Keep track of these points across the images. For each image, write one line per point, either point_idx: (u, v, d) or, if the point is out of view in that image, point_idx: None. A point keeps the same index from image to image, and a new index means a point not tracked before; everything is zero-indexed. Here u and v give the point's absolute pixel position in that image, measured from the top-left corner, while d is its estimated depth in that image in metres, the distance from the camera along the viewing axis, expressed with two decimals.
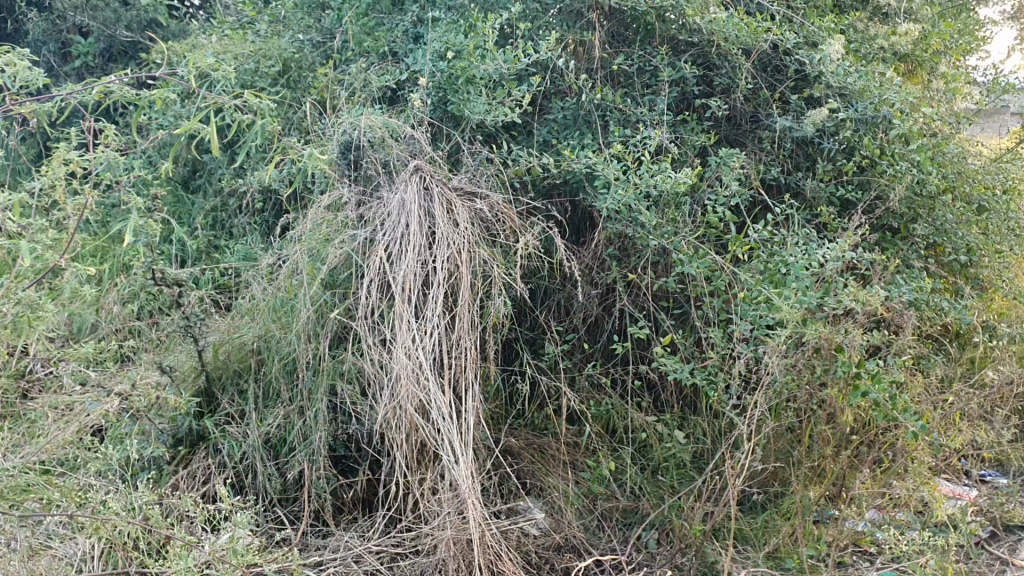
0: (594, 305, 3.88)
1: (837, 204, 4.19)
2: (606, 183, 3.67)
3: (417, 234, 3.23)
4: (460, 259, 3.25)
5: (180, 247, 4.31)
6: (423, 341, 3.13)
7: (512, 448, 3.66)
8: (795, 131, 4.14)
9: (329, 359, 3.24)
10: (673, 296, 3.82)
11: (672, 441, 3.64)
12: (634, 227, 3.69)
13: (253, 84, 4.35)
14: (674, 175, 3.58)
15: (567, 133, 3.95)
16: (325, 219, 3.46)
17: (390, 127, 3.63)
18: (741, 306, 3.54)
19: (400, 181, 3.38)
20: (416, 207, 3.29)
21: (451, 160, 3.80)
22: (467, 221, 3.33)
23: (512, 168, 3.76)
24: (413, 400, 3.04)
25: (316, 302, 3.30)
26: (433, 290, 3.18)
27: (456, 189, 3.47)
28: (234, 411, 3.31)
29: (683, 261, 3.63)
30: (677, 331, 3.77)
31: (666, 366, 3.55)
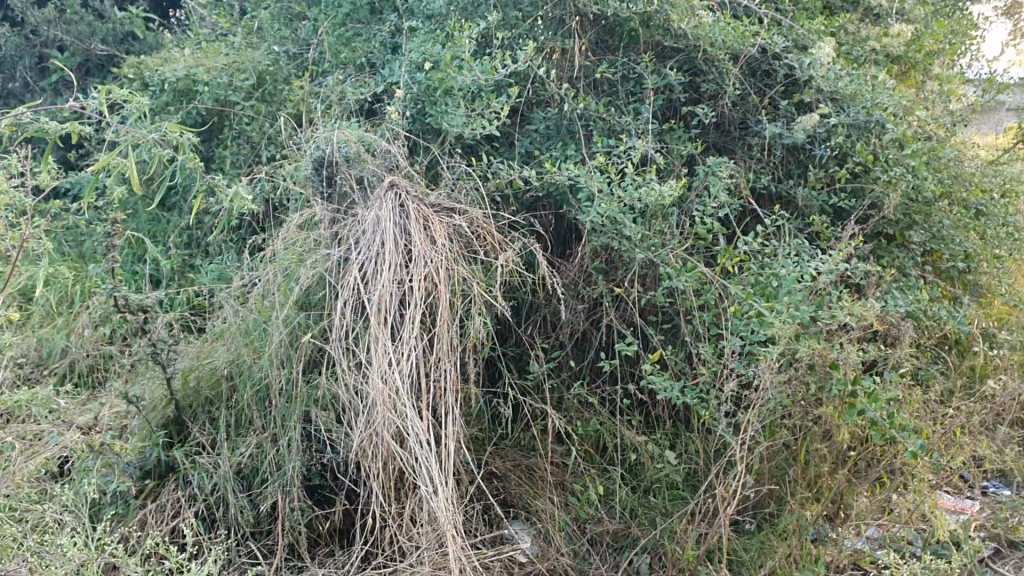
0: (581, 320, 3.74)
1: (830, 212, 4.07)
2: (590, 195, 3.54)
3: (392, 252, 3.10)
4: (438, 277, 3.13)
5: (155, 267, 4.19)
6: (400, 364, 3.01)
7: (497, 470, 3.57)
8: (785, 137, 4.02)
9: (302, 384, 3.13)
10: (662, 310, 3.68)
11: (665, 461, 3.49)
12: (619, 240, 3.55)
13: (227, 97, 4.18)
14: (660, 186, 3.46)
15: (550, 144, 3.83)
16: (296, 239, 3.36)
17: (365, 142, 3.52)
18: (732, 321, 3.41)
19: (375, 197, 3.26)
20: (392, 223, 3.16)
21: (430, 174, 3.67)
22: (445, 238, 3.21)
23: (493, 181, 3.63)
24: (390, 427, 2.93)
25: (290, 324, 3.17)
26: (410, 311, 3.05)
27: (433, 204, 3.35)
28: (205, 440, 3.16)
29: (672, 275, 3.50)
30: (666, 347, 3.64)
31: (655, 385, 3.43)
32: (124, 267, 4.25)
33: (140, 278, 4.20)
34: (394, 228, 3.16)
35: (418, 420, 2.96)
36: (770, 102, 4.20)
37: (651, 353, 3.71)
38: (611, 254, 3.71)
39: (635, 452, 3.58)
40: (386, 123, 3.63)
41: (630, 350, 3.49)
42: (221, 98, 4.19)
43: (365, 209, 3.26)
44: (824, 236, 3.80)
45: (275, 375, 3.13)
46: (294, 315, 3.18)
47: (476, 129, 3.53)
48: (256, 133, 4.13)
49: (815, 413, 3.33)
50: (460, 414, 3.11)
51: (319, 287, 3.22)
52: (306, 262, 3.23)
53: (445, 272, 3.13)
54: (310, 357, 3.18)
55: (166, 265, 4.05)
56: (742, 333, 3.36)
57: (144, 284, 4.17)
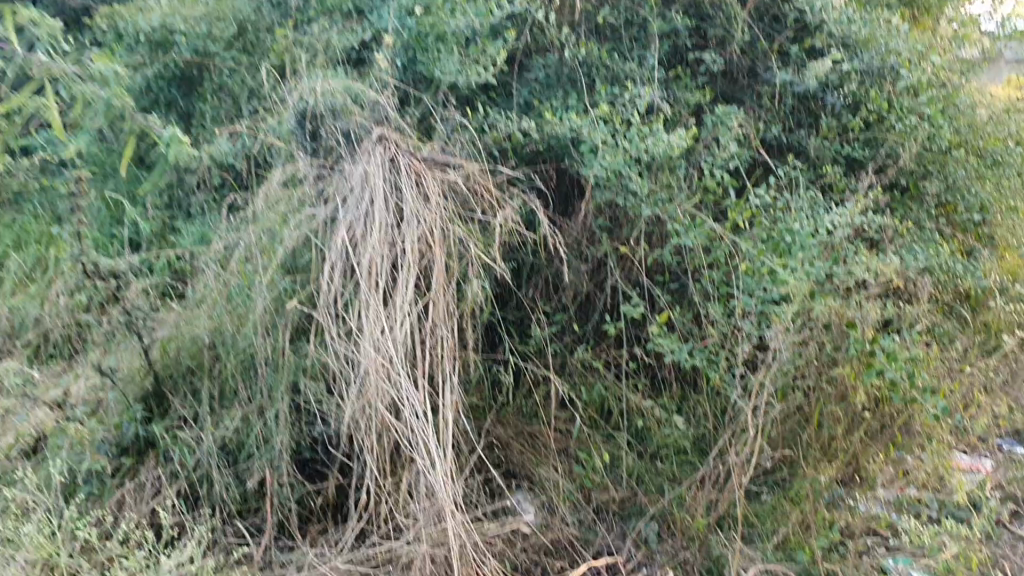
0: (584, 280, 3.55)
1: (844, 164, 3.84)
2: (593, 148, 3.36)
3: (383, 212, 2.91)
4: (432, 238, 2.95)
5: (135, 229, 3.99)
6: (393, 331, 2.83)
7: (499, 439, 3.38)
8: (797, 85, 3.81)
9: (290, 352, 2.95)
10: (669, 269, 3.50)
11: (674, 427, 3.33)
12: (625, 196, 3.39)
13: (206, 50, 3.94)
14: (668, 138, 3.28)
15: (549, 94, 3.62)
16: (280, 198, 3.15)
17: (352, 94, 3.31)
18: (743, 279, 3.23)
19: (363, 152, 3.05)
20: (381, 180, 2.96)
21: (422, 127, 3.45)
22: (439, 196, 3.01)
23: (490, 134, 3.43)
24: (384, 398, 2.76)
25: (274, 287, 2.99)
26: (403, 275, 2.87)
27: (426, 159, 3.14)
28: (187, 414, 3.01)
29: (679, 231, 3.34)
30: (674, 307, 3.46)
31: (662, 346, 3.25)
32: (101, 230, 4.05)
33: (118, 242, 4.00)
34: (384, 186, 2.96)
35: (414, 390, 2.79)
36: (781, 47, 3.97)
37: (658, 314, 3.52)
38: (615, 210, 3.51)
39: (642, 417, 3.40)
40: (375, 73, 3.41)
41: (637, 311, 3.31)
42: (199, 50, 3.95)
43: (353, 165, 3.05)
44: (837, 188, 3.59)
45: (261, 342, 2.95)
46: (280, 277, 2.99)
47: (472, 78, 3.36)
48: (237, 85, 3.89)
49: (830, 374, 3.13)
50: (458, 383, 2.94)
51: (305, 248, 3.01)
52: (291, 222, 3.02)
53: (440, 233, 2.95)
54: (297, 324, 2.99)
55: (144, 228, 3.85)
56: (754, 291, 3.19)
57: (122, 248, 3.97)
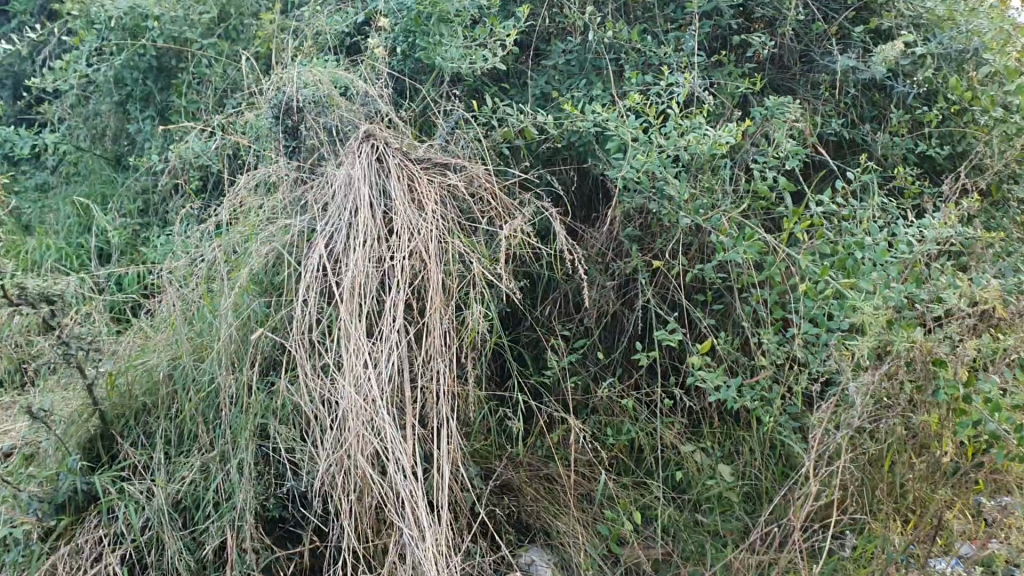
0: (612, 299, 3.03)
1: (915, 164, 3.28)
2: (622, 146, 2.87)
3: (369, 223, 2.44)
4: (426, 254, 2.47)
5: (104, 238, 3.56)
6: (378, 368, 2.35)
7: (511, 483, 2.83)
8: (861, 72, 3.28)
9: (255, 389, 2.47)
10: (711, 288, 2.99)
11: (718, 476, 2.81)
12: (659, 202, 2.87)
13: (182, 37, 3.48)
14: (712, 133, 2.78)
15: (571, 83, 3.11)
16: (250, 204, 2.68)
17: (339, 84, 2.84)
18: (804, 301, 2.74)
19: (346, 152, 2.58)
20: (367, 186, 2.49)
21: (420, 122, 2.96)
22: (435, 204, 2.53)
23: (499, 130, 2.93)
24: (365, 450, 2.27)
25: (239, 308, 2.53)
26: (390, 299, 2.39)
27: (422, 160, 2.66)
28: (139, 462, 2.52)
29: (727, 245, 2.82)
30: (717, 334, 2.95)
31: (706, 382, 2.74)
32: (68, 240, 3.64)
33: (86, 252, 3.58)
34: (370, 191, 2.49)
35: (402, 439, 2.30)
36: (840, 28, 3.44)
37: (698, 341, 3.01)
38: (649, 218, 3.02)
39: (679, 464, 2.89)
40: (366, 60, 2.93)
41: (677, 335, 2.79)
42: (173, 35, 3.50)
43: (335, 166, 2.58)
44: (911, 194, 3.04)
45: (222, 375, 2.47)
46: (247, 297, 2.53)
47: (479, 63, 2.82)
48: (216, 76, 3.43)
49: (909, 420, 2.62)
50: (456, 429, 2.44)
51: (274, 265, 2.54)
52: (261, 234, 2.55)
53: (435, 248, 2.47)
54: (266, 353, 2.50)
55: (112, 237, 3.41)
56: (817, 319, 2.70)
57: (89, 259, 3.55)
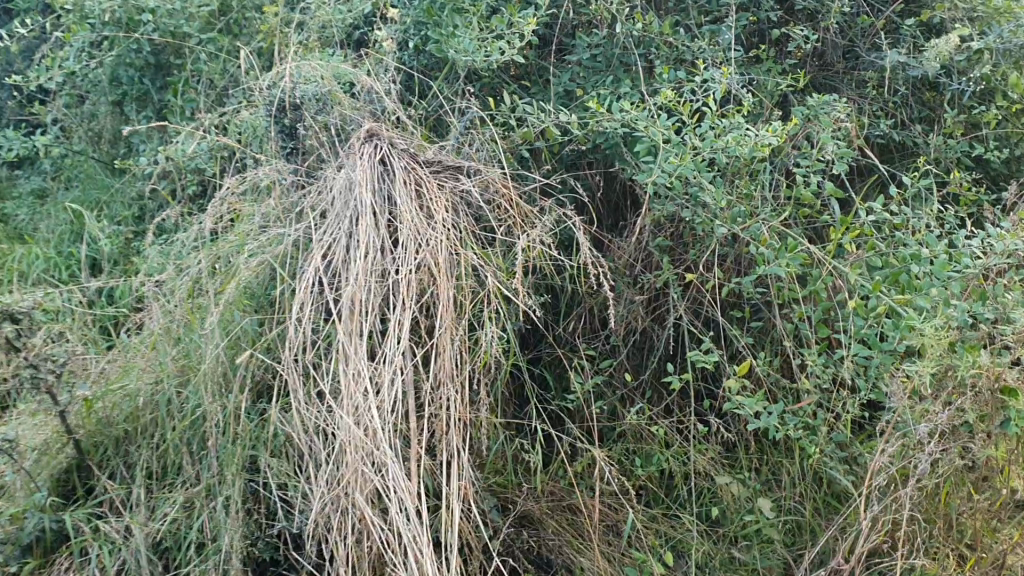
0: (640, 314, 2.76)
1: (971, 169, 2.99)
2: (652, 148, 2.61)
3: (371, 234, 2.20)
4: (435, 268, 2.22)
5: (96, 247, 3.35)
6: (379, 396, 2.10)
7: (530, 515, 2.54)
8: (913, 68, 3.00)
9: (245, 416, 2.25)
10: (748, 304, 2.73)
11: (757, 511, 2.53)
12: (692, 209, 2.61)
13: (179, 32, 3.26)
14: (753, 134, 2.52)
15: (596, 79, 2.85)
16: (241, 211, 2.45)
17: (342, 80, 2.61)
18: (853, 320, 2.47)
19: (348, 154, 2.34)
20: (369, 192, 2.24)
21: (431, 122, 2.71)
22: (445, 212, 2.29)
23: (518, 130, 2.69)
24: (364, 488, 2.03)
25: (228, 325, 2.30)
26: (394, 318, 2.14)
27: (431, 162, 2.41)
28: (117, 497, 2.31)
29: (767, 256, 2.56)
30: (756, 354, 2.68)
31: (743, 409, 2.49)
32: (58, 248, 3.43)
33: (77, 262, 3.36)
34: (373, 198, 2.24)
35: (404, 475, 2.06)
36: (888, 21, 3.16)
37: (734, 362, 2.74)
38: (680, 227, 2.77)
39: (714, 499, 2.62)
40: (374, 54, 2.70)
41: (713, 355, 2.52)
42: (170, 29, 3.28)
43: (335, 170, 2.34)
44: (967, 201, 2.76)
45: (208, 400, 2.25)
46: (237, 312, 2.30)
47: (495, 54, 2.57)
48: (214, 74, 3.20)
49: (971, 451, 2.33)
50: (467, 462, 2.19)
51: (266, 278, 2.31)
52: (252, 243, 2.32)
53: (445, 262, 2.22)
54: (256, 376, 2.27)
55: (103, 246, 3.19)
56: (868, 339, 2.43)
57: (79, 269, 3.33)
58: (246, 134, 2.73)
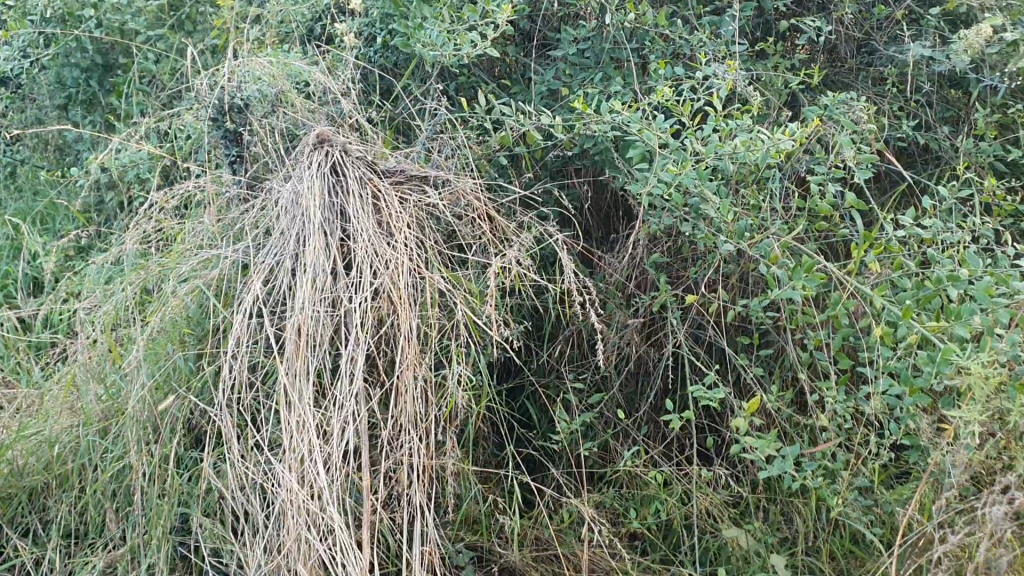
0: (635, 341, 2.44)
1: (1005, 174, 2.68)
2: (647, 154, 2.30)
3: (320, 255, 1.88)
4: (395, 295, 1.90)
5: (34, 264, 3.02)
6: (328, 447, 1.79)
7: (510, 568, 2.15)
8: (938, 62, 2.68)
9: (176, 466, 1.92)
10: (757, 329, 2.41)
11: (770, 567, 2.19)
12: (694, 224, 2.30)
13: (123, 27, 2.95)
14: (766, 138, 2.21)
15: (585, 76, 2.54)
16: (176, 229, 2.14)
17: (294, 78, 2.30)
18: (879, 350, 2.15)
19: (295, 163, 2.02)
20: (317, 206, 1.92)
21: (396, 125, 2.40)
22: (407, 229, 1.97)
23: (495, 135, 2.38)
24: (309, 558, 1.71)
25: (158, 360, 1.99)
26: (346, 354, 1.83)
27: (393, 172, 2.10)
28: (29, 560, 1.99)
29: (779, 276, 2.25)
30: (766, 386, 2.36)
31: (753, 451, 2.17)
32: None
33: (13, 282, 3.02)
34: (324, 213, 1.93)
35: (357, 543, 1.75)
36: (909, 11, 2.85)
37: (741, 395, 2.43)
38: (679, 241, 2.46)
39: (721, 552, 2.27)
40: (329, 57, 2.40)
41: (719, 390, 2.21)
42: (115, 26, 2.97)
43: (281, 181, 2.02)
44: (1004, 211, 2.45)
45: (135, 451, 1.91)
46: (170, 347, 1.98)
47: (466, 48, 2.26)
48: (164, 75, 2.88)
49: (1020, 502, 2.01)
50: (432, 522, 1.87)
51: (200, 305, 1.99)
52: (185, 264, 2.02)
53: (407, 288, 1.91)
54: (188, 419, 1.95)
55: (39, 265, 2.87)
56: (898, 373, 2.11)
57: (14, 290, 3.00)
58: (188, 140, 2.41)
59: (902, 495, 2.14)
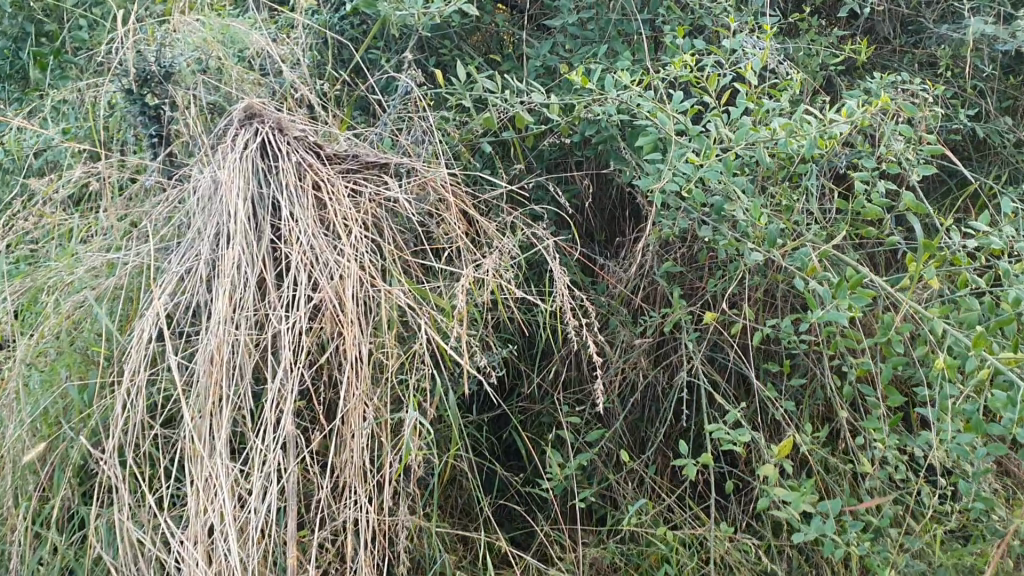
0: (640, 366, 2.05)
1: None
2: (659, 142, 1.89)
3: (243, 263, 1.51)
4: (340, 313, 1.52)
5: None
6: (246, 511, 1.43)
7: None
8: (1005, 42, 2.26)
9: (61, 524, 1.57)
10: (790, 355, 2.01)
11: None
12: (715, 227, 1.89)
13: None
14: (813, 121, 1.78)
15: (587, 49, 2.11)
16: (73, 226, 1.77)
17: (232, 49, 1.92)
18: (942, 387, 1.74)
19: (218, 145, 1.63)
20: (240, 201, 1.54)
21: (353, 100, 1.99)
22: (358, 229, 1.58)
23: (476, 116, 1.97)
24: None
25: (49, 389, 1.62)
26: (273, 392, 1.46)
27: (343, 156, 1.70)
28: None
29: (817, 292, 1.84)
30: (798, 424, 1.96)
31: (784, 507, 1.76)
32: None
33: None
34: (250, 209, 1.54)
35: None
36: None
37: (769, 433, 2.02)
38: (695, 247, 2.07)
39: None
40: (285, 29, 2.02)
41: (744, 432, 1.80)
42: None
43: (200, 167, 1.64)
44: None
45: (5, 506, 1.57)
46: (62, 372, 1.61)
47: (440, 5, 1.86)
48: (94, 40, 2.45)
49: None
50: None
51: (97, 319, 1.62)
52: (79, 269, 1.65)
53: (354, 305, 1.52)
54: (82, 465, 1.59)
55: None
56: (964, 417, 1.70)
57: None
58: (104, 119, 2.00)
59: (965, 567, 1.73)
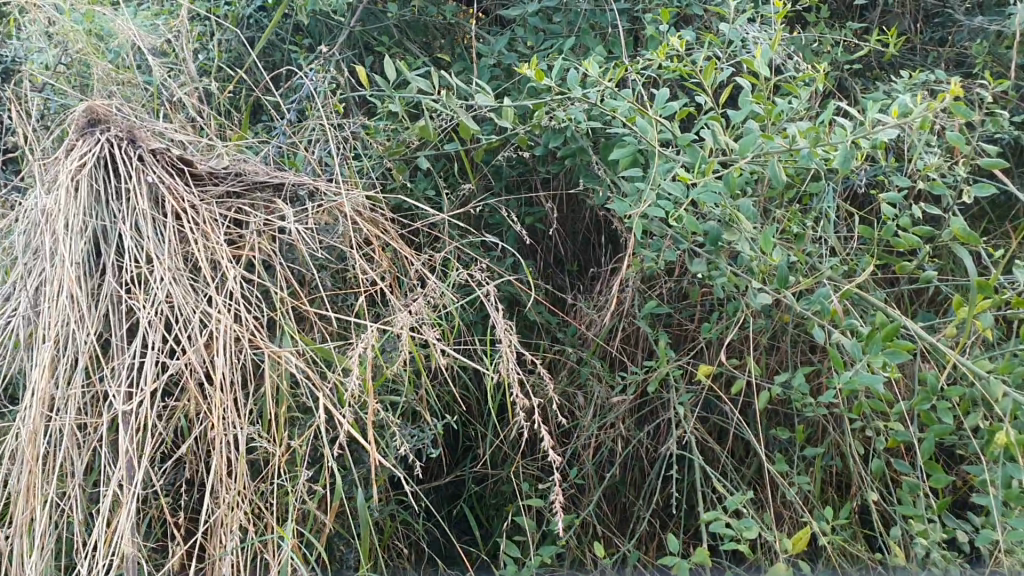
0: (619, 431, 1.64)
1: None
2: (638, 154, 1.48)
3: (73, 323, 1.11)
4: (206, 388, 1.12)
5: None
6: None
7: None
8: None
9: None
10: (806, 418, 1.60)
11: None
12: (709, 261, 1.48)
13: None
14: (848, 126, 1.35)
15: (550, 44, 1.71)
16: None
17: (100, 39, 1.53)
18: (1006, 468, 1.34)
19: (52, 163, 1.23)
20: (70, 240, 1.14)
21: (257, 105, 1.59)
22: (234, 273, 1.18)
23: (408, 124, 1.56)
24: None
25: None
26: (106, 499, 1.06)
27: (225, 175, 1.30)
28: None
29: (841, 342, 1.43)
30: (816, 507, 1.54)
31: None
32: None
33: None
34: (83, 250, 1.15)
35: None
36: None
37: (780, 514, 1.61)
38: (683, 283, 1.67)
39: None
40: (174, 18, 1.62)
41: (752, 523, 1.39)
42: None
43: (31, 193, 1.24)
44: None
45: None
46: None
47: None
48: None
49: None
50: None
51: None
52: None
53: (224, 377, 1.12)
54: None
55: None
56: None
57: None
58: None
59: None
